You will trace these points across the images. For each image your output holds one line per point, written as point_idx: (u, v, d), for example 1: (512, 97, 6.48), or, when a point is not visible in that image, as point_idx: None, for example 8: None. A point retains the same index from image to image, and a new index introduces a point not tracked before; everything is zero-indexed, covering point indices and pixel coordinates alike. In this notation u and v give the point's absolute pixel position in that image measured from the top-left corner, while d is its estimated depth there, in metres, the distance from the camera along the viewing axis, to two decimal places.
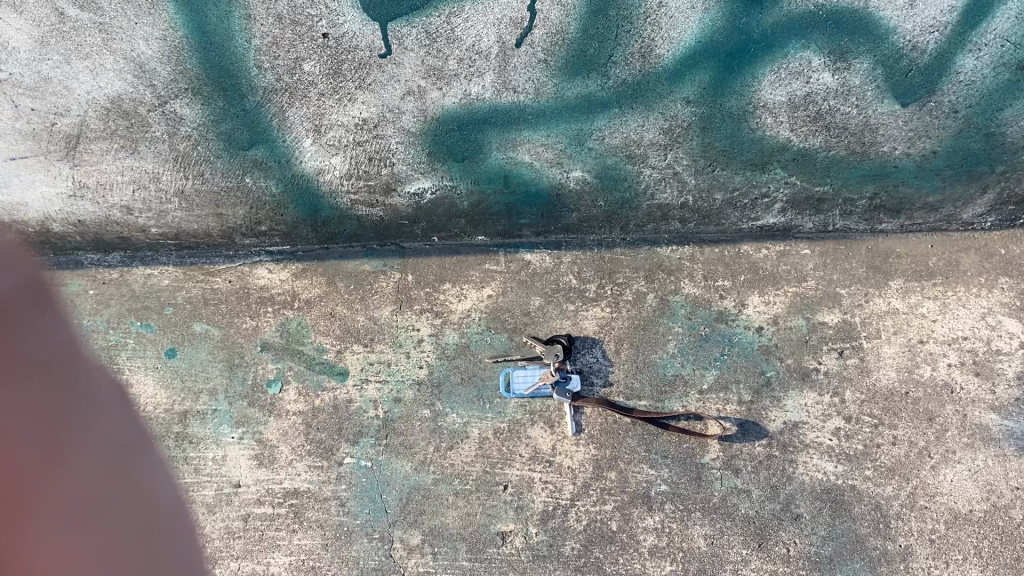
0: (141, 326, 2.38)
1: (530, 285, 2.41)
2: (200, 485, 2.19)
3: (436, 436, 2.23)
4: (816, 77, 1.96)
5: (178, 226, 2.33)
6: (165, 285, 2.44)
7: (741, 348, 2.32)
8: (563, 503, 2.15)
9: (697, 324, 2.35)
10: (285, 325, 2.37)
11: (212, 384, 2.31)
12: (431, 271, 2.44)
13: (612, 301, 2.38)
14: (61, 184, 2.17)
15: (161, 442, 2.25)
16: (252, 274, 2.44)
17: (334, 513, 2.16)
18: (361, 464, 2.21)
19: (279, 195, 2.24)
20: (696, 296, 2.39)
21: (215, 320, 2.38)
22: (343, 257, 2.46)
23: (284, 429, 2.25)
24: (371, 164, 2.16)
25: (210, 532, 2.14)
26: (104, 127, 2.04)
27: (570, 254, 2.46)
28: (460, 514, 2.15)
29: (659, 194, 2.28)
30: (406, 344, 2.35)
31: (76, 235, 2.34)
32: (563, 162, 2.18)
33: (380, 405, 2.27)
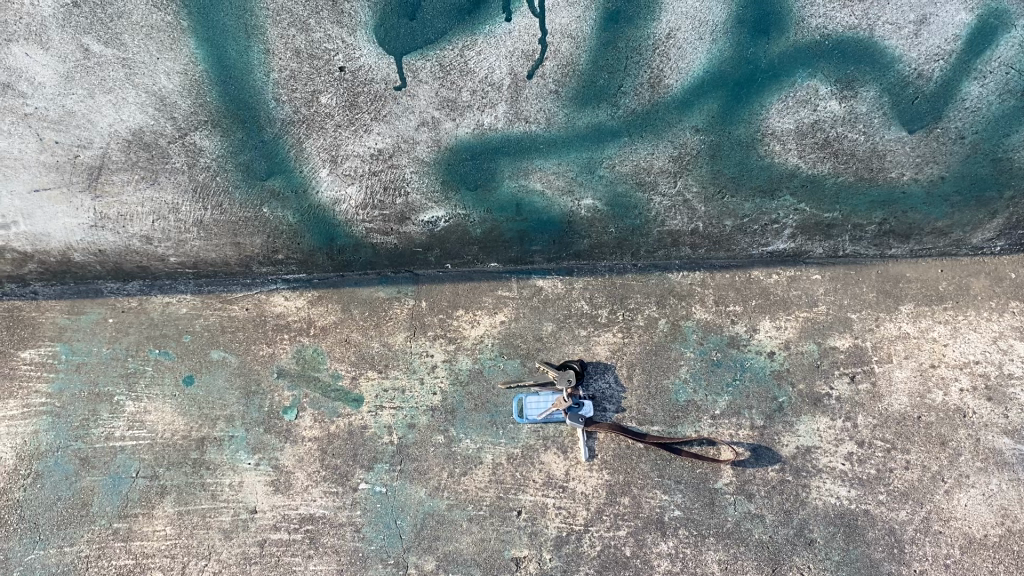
0: (159, 353, 2.41)
1: (542, 311, 2.42)
2: (216, 511, 2.22)
3: (450, 462, 2.25)
4: (823, 105, 1.99)
5: (197, 254, 2.37)
6: (183, 312, 2.46)
7: (753, 373, 2.33)
8: (576, 528, 2.17)
9: (708, 350, 2.36)
10: (301, 352, 2.39)
11: (229, 411, 2.33)
12: (445, 297, 2.45)
13: (623, 327, 2.39)
14: (83, 215, 2.22)
15: (178, 468, 2.27)
16: (269, 301, 2.46)
17: (350, 539, 2.18)
18: (376, 490, 2.22)
19: (296, 224, 2.29)
20: (707, 321, 2.40)
21: (232, 347, 2.41)
22: (358, 284, 2.47)
23: (300, 456, 2.27)
24: (386, 194, 2.20)
25: (226, 557, 2.17)
26: (125, 159, 2.09)
27: (582, 280, 2.46)
28: (474, 540, 2.17)
29: (669, 221, 2.31)
30: (420, 370, 2.36)
31: (96, 264, 2.38)
32: (574, 190, 2.21)
33: (394, 431, 2.29)
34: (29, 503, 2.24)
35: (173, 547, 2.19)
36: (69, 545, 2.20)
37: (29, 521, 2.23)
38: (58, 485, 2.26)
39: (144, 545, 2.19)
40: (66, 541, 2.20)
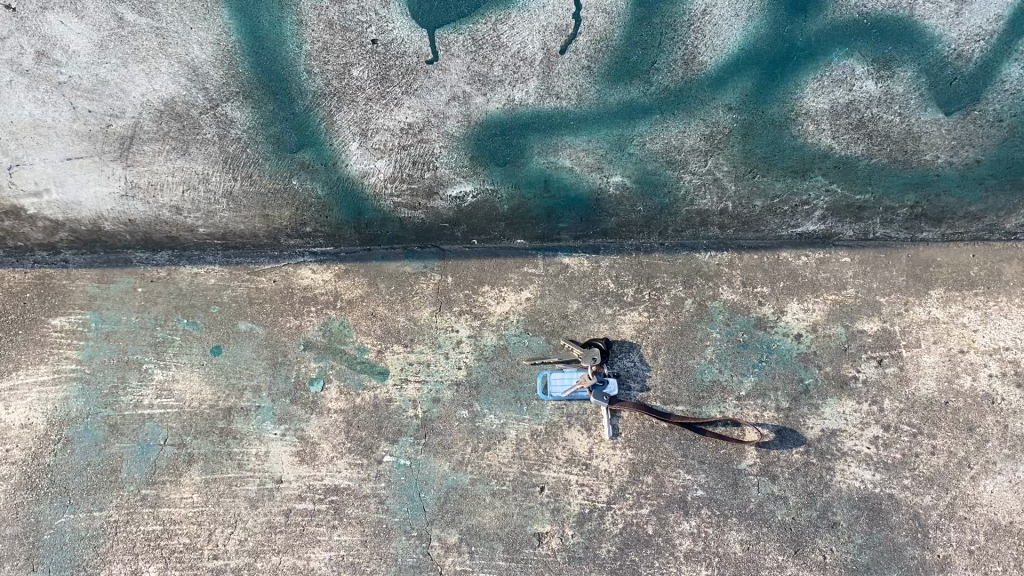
0: (187, 324, 2.44)
1: (568, 289, 2.41)
2: (243, 480, 2.24)
3: (474, 436, 2.25)
4: (859, 85, 1.97)
5: (226, 226, 2.40)
6: (211, 283, 2.49)
7: (780, 355, 2.32)
8: (599, 505, 2.17)
9: (735, 330, 2.35)
10: (328, 324, 2.40)
11: (256, 381, 2.35)
12: (470, 272, 2.45)
13: (650, 306, 2.38)
14: (114, 183, 2.26)
15: (206, 437, 2.30)
16: (296, 274, 2.47)
17: (374, 510, 2.20)
18: (400, 463, 2.24)
19: (325, 197, 2.30)
20: (734, 301, 2.39)
21: (260, 319, 2.43)
22: (384, 259, 2.48)
23: (326, 427, 2.29)
24: (415, 168, 2.21)
25: (252, 526, 2.19)
26: (157, 129, 2.11)
27: (608, 258, 2.45)
28: (497, 514, 2.17)
29: (699, 200, 2.30)
30: (445, 345, 2.36)
31: (126, 233, 2.44)
32: (603, 167, 2.21)
33: (419, 404, 2.30)
34: (59, 468, 2.27)
35: (199, 515, 2.20)
36: (98, 510, 2.22)
37: (59, 486, 2.25)
38: (88, 451, 2.29)
39: (172, 512, 2.21)
40: (96, 506, 2.23)
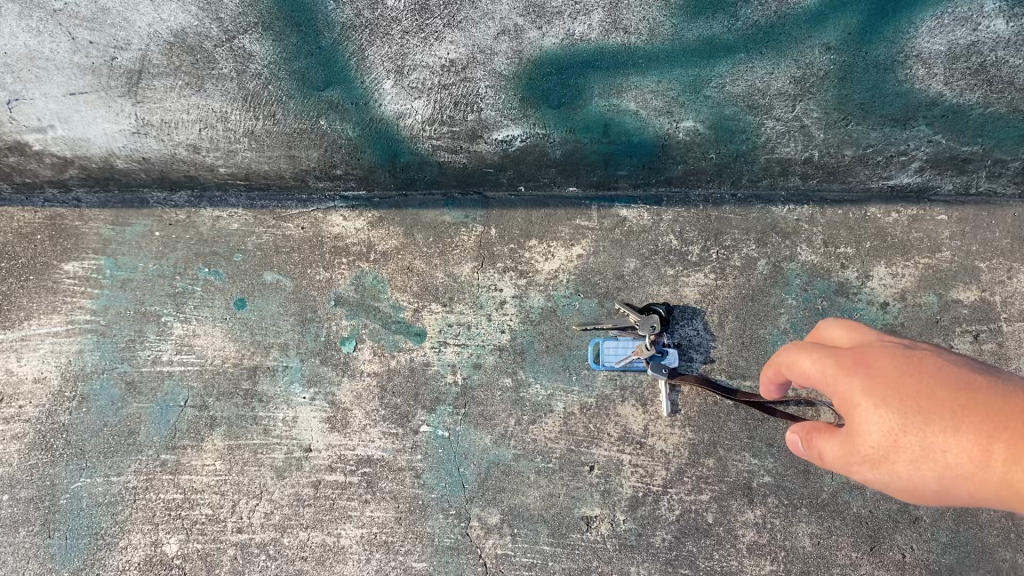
0: (209, 273, 2.24)
1: (625, 245, 2.17)
2: (269, 447, 2.08)
3: (518, 408, 2.05)
4: (987, 24, 1.68)
5: (249, 166, 2.17)
6: (235, 229, 2.27)
7: (863, 325, 2.08)
8: (654, 489, 1.97)
9: (813, 297, 2.11)
10: (360, 279, 2.19)
11: (283, 339, 2.16)
12: (516, 224, 2.21)
13: (717, 268, 2.14)
14: (124, 121, 2.03)
15: (229, 398, 2.12)
16: (326, 220, 2.25)
17: (409, 485, 2.02)
18: (438, 434, 2.05)
19: (356, 138, 2.05)
20: (814, 264, 2.14)
21: (287, 270, 2.22)
22: (422, 206, 2.25)
23: (358, 392, 2.10)
24: (456, 109, 1.95)
25: (279, 498, 2.04)
26: (167, 63, 1.89)
27: (672, 211, 2.19)
28: (542, 494, 1.99)
29: (780, 148, 2.02)
30: (488, 306, 2.14)
31: (141, 171, 2.22)
32: (673, 111, 1.92)
33: (458, 370, 2.09)
34: (74, 427, 2.13)
35: (222, 484, 2.06)
36: (116, 475, 2.08)
37: (75, 447, 2.11)
38: (104, 410, 2.14)
39: (193, 480, 2.06)
40: (113, 470, 2.09)
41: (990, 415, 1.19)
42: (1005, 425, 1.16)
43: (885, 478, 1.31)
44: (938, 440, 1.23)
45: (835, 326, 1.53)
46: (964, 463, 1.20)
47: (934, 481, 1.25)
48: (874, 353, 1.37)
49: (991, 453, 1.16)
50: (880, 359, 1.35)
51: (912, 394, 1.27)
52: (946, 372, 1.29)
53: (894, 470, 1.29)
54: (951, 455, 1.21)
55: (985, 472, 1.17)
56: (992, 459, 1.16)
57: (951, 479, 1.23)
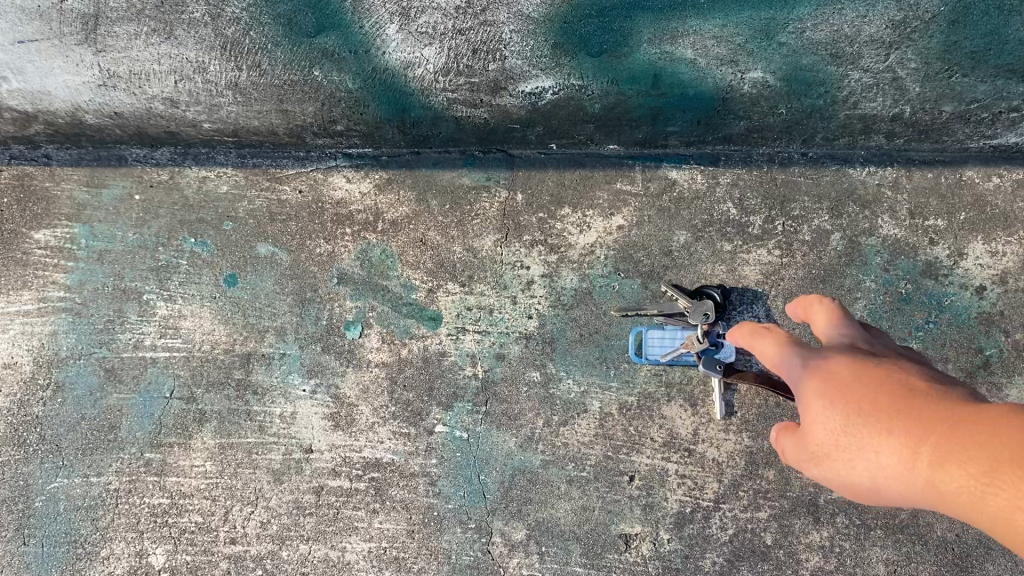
0: (195, 244, 1.95)
1: (674, 214, 1.85)
2: (265, 448, 1.84)
3: (547, 407, 1.79)
4: None
5: (236, 121, 1.86)
6: (225, 192, 1.97)
7: (953, 314, 1.78)
8: (704, 505, 1.72)
9: (895, 279, 1.80)
10: (366, 252, 1.90)
11: (279, 322, 1.89)
12: (546, 189, 1.89)
13: (783, 243, 1.82)
14: (86, 72, 1.74)
15: (220, 390, 1.88)
16: (327, 183, 1.95)
17: (423, 494, 1.79)
18: (456, 436, 1.80)
19: (358, 91, 1.75)
20: (897, 238, 1.81)
21: (282, 241, 1.93)
22: (436, 166, 1.93)
23: (365, 385, 1.84)
24: (475, 57, 1.64)
25: (276, 505, 1.81)
26: (127, 6, 1.62)
27: (731, 173, 1.86)
28: (574, 508, 1.75)
29: (864, 102, 1.69)
30: (513, 287, 1.85)
31: (115, 127, 1.91)
32: (738, 60, 1.61)
33: (479, 362, 1.83)
34: (48, 420, 1.89)
35: (213, 488, 1.83)
36: (96, 476, 1.86)
37: (49, 443, 1.88)
38: (82, 401, 1.90)
39: (181, 483, 1.84)
40: (92, 470, 1.86)
41: (931, 415, 0.95)
42: (942, 426, 0.93)
43: (826, 480, 1.07)
44: (873, 443, 0.99)
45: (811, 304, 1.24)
46: (897, 470, 0.96)
47: (871, 485, 1.01)
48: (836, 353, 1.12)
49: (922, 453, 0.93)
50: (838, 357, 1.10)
51: (858, 391, 1.03)
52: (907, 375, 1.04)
53: (834, 472, 1.06)
54: (886, 460, 0.98)
55: (914, 475, 0.94)
56: (921, 462, 0.93)
57: (884, 485, 0.99)
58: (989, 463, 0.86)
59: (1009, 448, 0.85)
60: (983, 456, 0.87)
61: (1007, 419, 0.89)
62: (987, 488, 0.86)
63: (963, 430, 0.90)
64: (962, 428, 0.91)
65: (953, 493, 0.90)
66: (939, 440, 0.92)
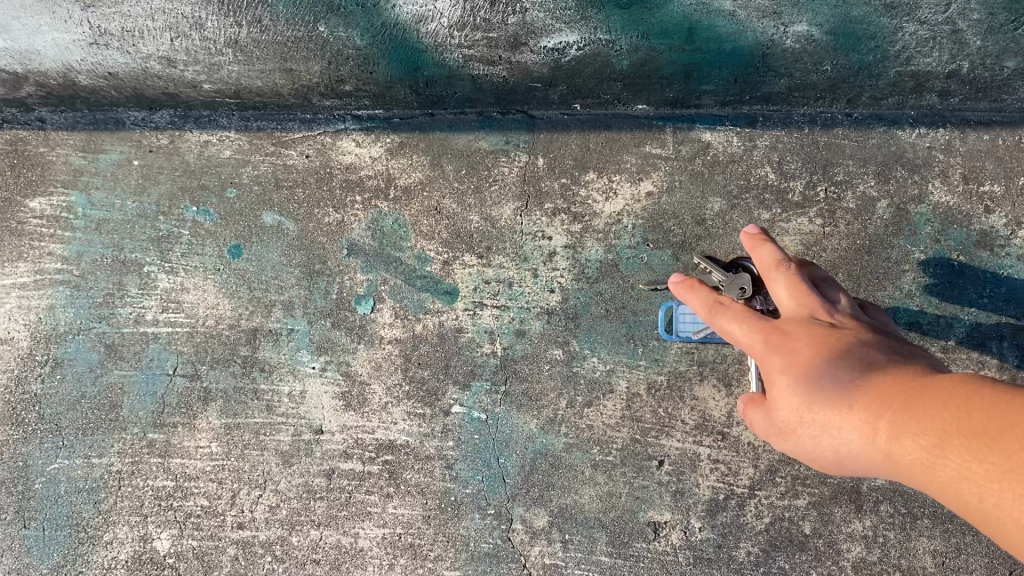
0: (197, 212, 1.84)
1: (707, 180, 1.72)
2: (274, 429, 1.74)
3: (570, 387, 1.69)
4: None
5: (238, 82, 1.74)
6: (228, 156, 1.86)
7: (1010, 288, 1.65)
8: (739, 491, 1.62)
9: (947, 250, 1.67)
10: (378, 222, 1.79)
11: (287, 296, 1.79)
12: (569, 152, 1.77)
13: (825, 210, 1.69)
14: (76, 29, 1.62)
15: (225, 368, 1.78)
16: (335, 146, 1.83)
17: (439, 478, 1.69)
18: (474, 417, 1.70)
19: (366, 48, 1.62)
20: (949, 206, 1.68)
21: (289, 210, 1.82)
22: (452, 128, 1.81)
23: (377, 363, 1.74)
24: (492, 10, 1.50)
25: (286, 489, 1.72)
26: None
27: (769, 135, 1.73)
28: (599, 494, 1.65)
29: (918, 58, 1.55)
30: (535, 259, 1.74)
31: (111, 89, 1.80)
32: (782, 12, 1.46)
33: (498, 339, 1.72)
34: (48, 398, 1.80)
35: (219, 470, 1.74)
36: (97, 457, 1.77)
37: (49, 422, 1.79)
38: (81, 378, 1.81)
39: (186, 465, 1.75)
40: (94, 451, 1.77)
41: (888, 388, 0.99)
42: (896, 397, 0.97)
43: (793, 453, 1.12)
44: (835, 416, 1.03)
45: (763, 267, 1.26)
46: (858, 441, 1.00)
47: (834, 456, 1.05)
48: (793, 322, 1.15)
49: (879, 425, 0.97)
50: (797, 328, 1.13)
51: (816, 364, 1.06)
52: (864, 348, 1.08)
53: (801, 446, 1.10)
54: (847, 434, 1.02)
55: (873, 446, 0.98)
56: (879, 434, 0.97)
57: (847, 456, 1.04)
58: (940, 433, 0.89)
59: (961, 419, 0.88)
60: (934, 426, 0.90)
61: (959, 389, 0.91)
62: (940, 460, 0.88)
63: (917, 401, 0.94)
64: (918, 400, 0.94)
65: (909, 463, 0.93)
66: (894, 412, 0.96)
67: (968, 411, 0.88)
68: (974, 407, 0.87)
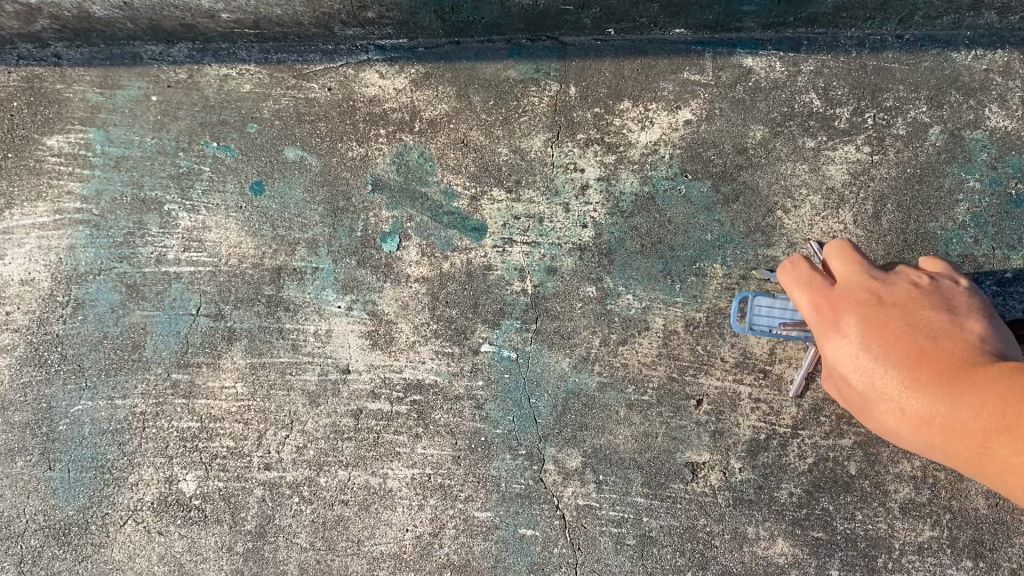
0: (218, 148, 1.79)
1: (748, 108, 1.64)
2: (299, 368, 1.70)
3: (604, 324, 1.62)
4: None
5: (256, 11, 1.68)
6: (247, 91, 1.80)
7: None
8: (780, 431, 1.57)
9: (1004, 179, 1.58)
10: (403, 156, 1.73)
11: (311, 234, 1.73)
12: (602, 81, 1.69)
13: (874, 138, 1.61)
14: None
15: (249, 307, 1.73)
16: (358, 78, 1.76)
17: (469, 418, 1.64)
18: (503, 355, 1.65)
19: None
20: (1007, 131, 1.59)
21: (312, 144, 1.76)
22: (479, 57, 1.74)
23: (404, 301, 1.69)
24: None
25: (312, 429, 1.68)
26: None
27: (815, 60, 1.65)
28: (635, 434, 1.59)
29: None
30: (566, 192, 1.67)
31: (126, 20, 1.74)
32: None
33: (529, 276, 1.66)
34: (70, 339, 1.77)
35: (245, 411, 1.70)
36: (121, 398, 1.74)
37: (72, 363, 1.76)
38: (103, 319, 1.77)
39: (211, 406, 1.71)
40: (118, 392, 1.74)
41: (937, 377, 1.07)
42: (946, 391, 1.04)
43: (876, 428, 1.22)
44: (902, 411, 1.12)
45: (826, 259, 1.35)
46: (926, 431, 1.10)
47: (908, 437, 1.15)
48: (843, 297, 1.25)
49: (936, 416, 1.06)
50: (844, 304, 1.22)
51: (870, 345, 1.16)
52: (910, 321, 1.16)
53: (880, 423, 1.19)
54: (914, 425, 1.11)
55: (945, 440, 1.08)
56: (937, 426, 1.06)
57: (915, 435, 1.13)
58: (985, 431, 0.97)
59: (998, 413, 0.96)
60: (979, 425, 0.98)
61: (994, 378, 0.99)
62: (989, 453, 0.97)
63: (964, 395, 1.02)
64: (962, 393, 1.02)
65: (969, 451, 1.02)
66: (947, 406, 1.03)
67: (1005, 403, 0.95)
68: (1006, 399, 0.95)
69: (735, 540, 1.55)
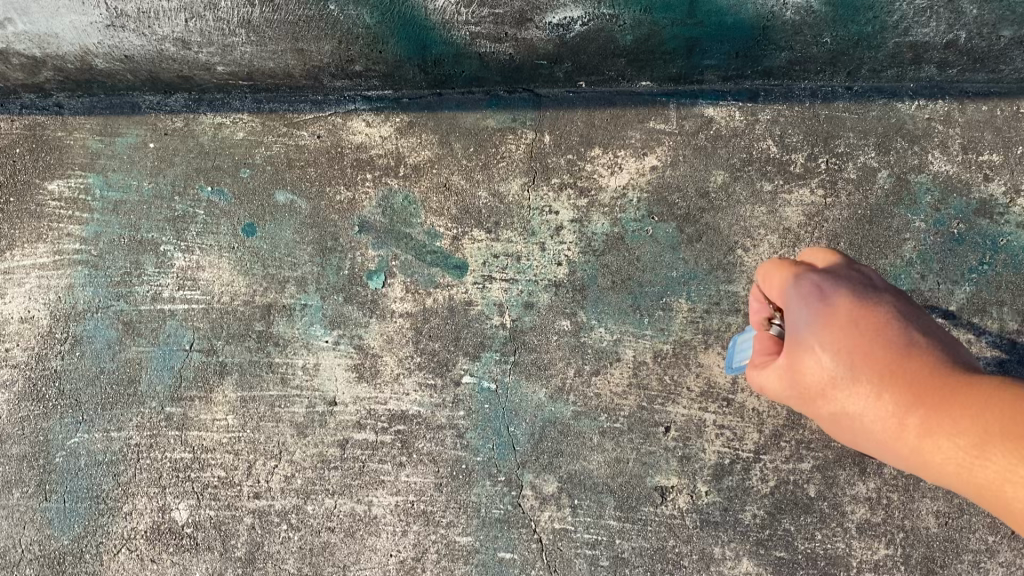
0: (212, 192, 1.88)
1: (710, 154, 1.76)
2: (288, 401, 1.78)
3: (578, 356, 1.72)
4: None
5: (250, 64, 1.80)
6: (240, 138, 1.90)
7: (1010, 255, 1.68)
8: (744, 456, 1.66)
9: (947, 219, 1.70)
10: (389, 199, 1.83)
11: (300, 272, 1.83)
12: (575, 129, 1.81)
13: (826, 182, 1.73)
14: (93, 11, 1.67)
15: (240, 343, 1.82)
16: (346, 127, 1.87)
17: (450, 447, 1.73)
18: (483, 387, 1.74)
19: (374, 26, 1.68)
20: (949, 175, 1.72)
21: (302, 188, 1.86)
22: (459, 107, 1.86)
23: (389, 336, 1.78)
24: None
25: (300, 459, 1.76)
26: None
27: (770, 110, 1.77)
28: (608, 460, 1.68)
29: (917, 29, 1.60)
30: (542, 232, 1.77)
31: (126, 72, 1.85)
32: None
33: (507, 311, 1.76)
34: (68, 374, 1.84)
35: (236, 442, 1.77)
36: (116, 431, 1.81)
37: (69, 397, 1.83)
38: (100, 355, 1.85)
39: (203, 437, 1.78)
40: (113, 425, 1.82)
41: (929, 383, 1.09)
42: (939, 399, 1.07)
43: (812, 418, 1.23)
44: (871, 403, 1.12)
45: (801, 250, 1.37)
46: (889, 429, 1.12)
47: (855, 432, 1.17)
48: (821, 281, 1.23)
49: (916, 420, 1.09)
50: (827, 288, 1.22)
51: (846, 335, 1.15)
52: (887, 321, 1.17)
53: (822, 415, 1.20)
54: (880, 421, 1.12)
55: (903, 437, 1.10)
56: (914, 428, 1.09)
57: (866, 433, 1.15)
58: (985, 440, 1.02)
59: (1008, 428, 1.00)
60: (980, 435, 1.02)
61: (998, 400, 1.03)
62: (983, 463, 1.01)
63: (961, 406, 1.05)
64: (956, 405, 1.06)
65: (947, 459, 1.06)
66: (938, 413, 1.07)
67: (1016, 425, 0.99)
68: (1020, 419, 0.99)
69: (704, 560, 1.64)
